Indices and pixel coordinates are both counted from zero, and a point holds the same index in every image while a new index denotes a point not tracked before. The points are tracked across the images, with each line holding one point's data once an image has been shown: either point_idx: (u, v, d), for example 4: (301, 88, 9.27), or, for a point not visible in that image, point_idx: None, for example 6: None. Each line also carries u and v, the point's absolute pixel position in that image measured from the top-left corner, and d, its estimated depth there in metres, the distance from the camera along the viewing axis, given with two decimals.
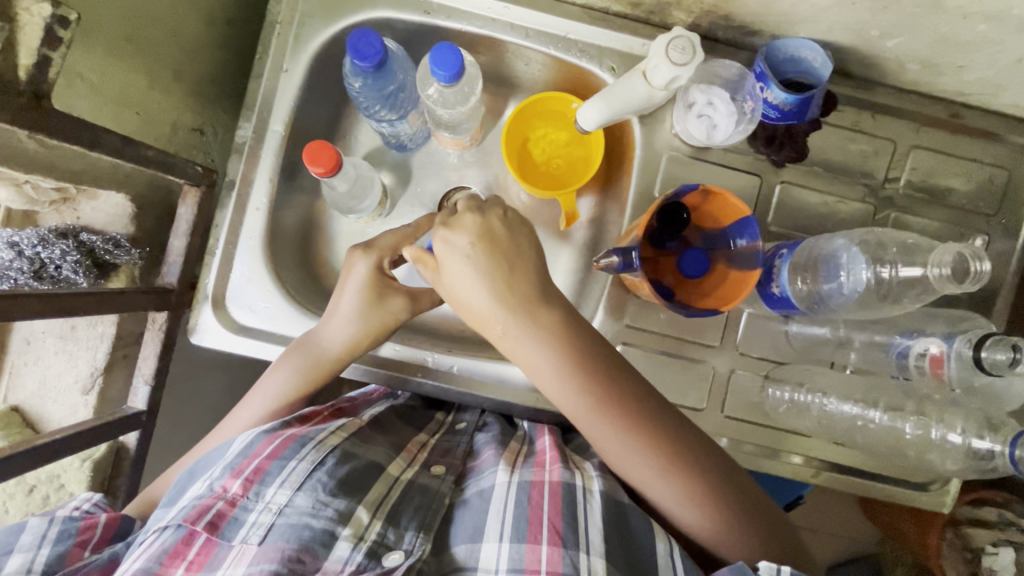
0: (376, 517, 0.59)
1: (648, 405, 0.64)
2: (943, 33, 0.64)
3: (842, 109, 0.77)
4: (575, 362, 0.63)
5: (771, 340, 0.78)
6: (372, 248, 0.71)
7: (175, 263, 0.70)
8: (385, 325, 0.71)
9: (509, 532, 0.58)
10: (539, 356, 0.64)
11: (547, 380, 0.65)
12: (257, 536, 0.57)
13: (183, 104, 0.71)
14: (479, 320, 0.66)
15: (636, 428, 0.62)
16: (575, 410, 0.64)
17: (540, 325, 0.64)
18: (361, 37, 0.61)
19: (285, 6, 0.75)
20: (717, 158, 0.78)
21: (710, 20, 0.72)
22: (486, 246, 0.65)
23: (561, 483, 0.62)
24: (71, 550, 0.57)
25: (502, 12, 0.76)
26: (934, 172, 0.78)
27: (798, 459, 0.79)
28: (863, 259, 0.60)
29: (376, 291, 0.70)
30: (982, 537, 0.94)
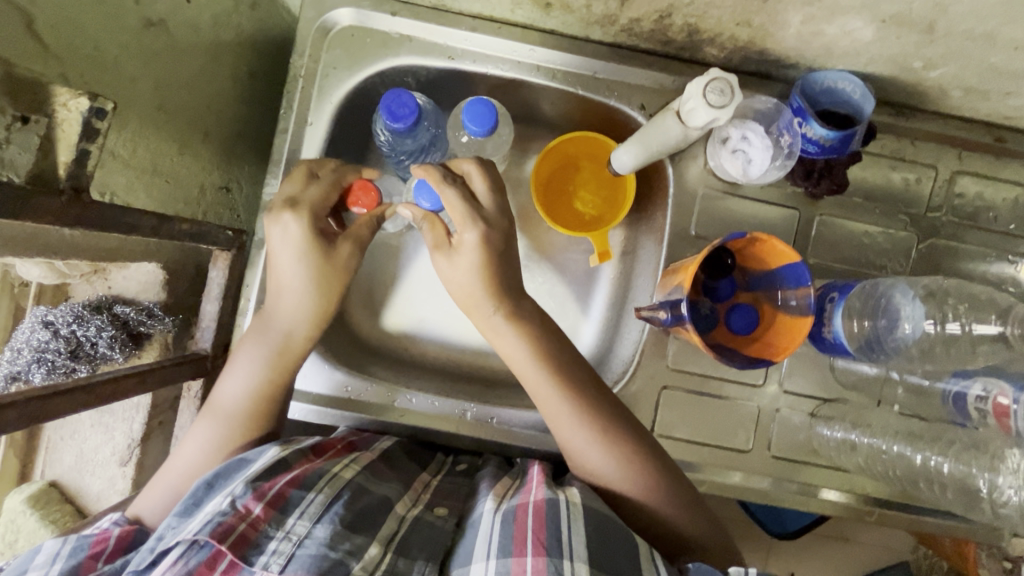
0: (387, 551, 0.56)
1: (608, 394, 0.67)
2: (992, 63, 0.61)
3: (881, 137, 0.75)
4: (538, 335, 0.67)
5: (817, 375, 0.75)
6: (300, 206, 0.64)
7: (208, 329, 0.68)
8: (342, 278, 0.67)
9: (496, 549, 0.56)
10: (509, 336, 0.67)
11: (522, 362, 0.67)
12: (278, 564, 0.52)
13: (210, 164, 0.69)
14: (459, 294, 0.67)
15: (587, 401, 0.65)
16: (526, 370, 0.67)
17: (514, 305, 0.67)
18: (395, 97, 0.59)
19: (306, 57, 0.73)
20: (752, 192, 0.76)
21: (744, 54, 0.70)
22: (498, 238, 0.66)
23: (544, 500, 0.59)
24: (84, 562, 0.53)
25: (528, 55, 0.74)
26: (978, 196, 0.76)
27: (850, 496, 0.76)
28: (924, 311, 0.60)
29: (312, 252, 0.64)
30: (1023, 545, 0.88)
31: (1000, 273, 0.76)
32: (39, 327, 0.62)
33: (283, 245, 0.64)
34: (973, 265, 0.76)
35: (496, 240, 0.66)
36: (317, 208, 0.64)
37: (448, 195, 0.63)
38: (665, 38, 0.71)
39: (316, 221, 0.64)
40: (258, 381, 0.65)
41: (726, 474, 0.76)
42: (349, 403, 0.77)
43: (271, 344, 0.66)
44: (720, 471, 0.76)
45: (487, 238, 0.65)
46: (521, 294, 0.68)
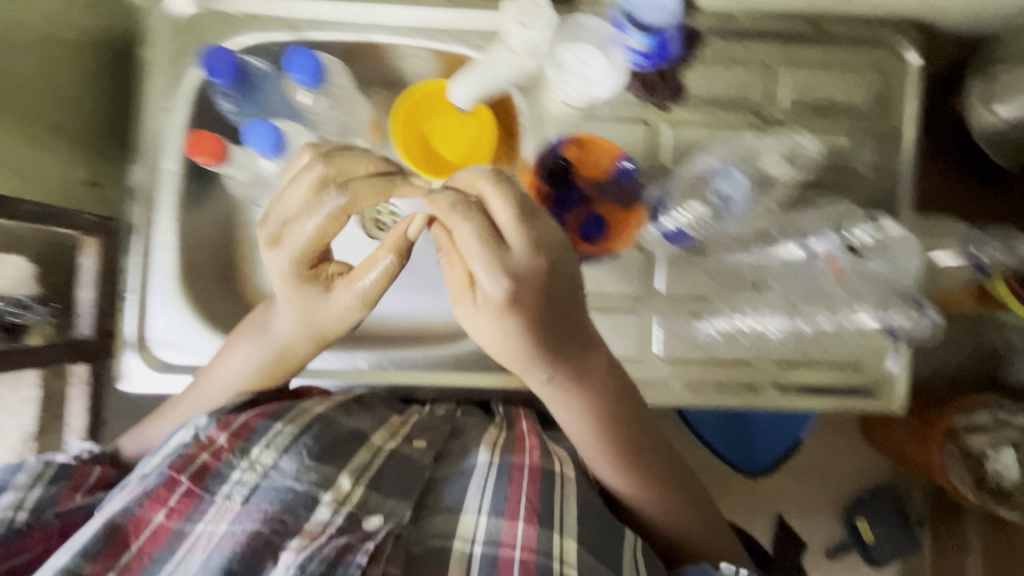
0: (358, 483, 0.61)
1: (626, 423, 0.62)
2: None
3: (710, 45, 0.80)
4: (588, 382, 0.59)
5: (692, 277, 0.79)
6: (282, 241, 0.58)
7: (87, 315, 0.74)
8: (339, 324, 0.64)
9: (489, 505, 0.60)
10: (563, 409, 0.60)
11: (571, 423, 0.61)
12: (241, 493, 0.58)
13: (70, 160, 0.72)
14: (503, 352, 0.55)
15: (604, 433, 0.61)
16: (572, 426, 0.62)
17: (563, 367, 0.57)
18: (212, 56, 0.66)
19: (154, 46, 0.76)
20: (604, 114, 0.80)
21: None
22: (536, 295, 0.51)
23: (540, 466, 0.64)
24: (66, 491, 0.61)
25: (368, 16, 0.78)
26: (812, 85, 0.80)
27: (742, 389, 0.80)
28: (737, 180, 0.73)
29: (307, 277, 0.61)
30: (981, 441, 0.92)
31: (847, 155, 0.80)
32: None
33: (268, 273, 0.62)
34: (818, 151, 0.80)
35: (536, 277, 0.50)
36: (308, 252, 0.59)
37: (462, 231, 0.50)
38: None
39: (307, 258, 0.60)
40: (251, 374, 0.68)
41: None
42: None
43: (267, 352, 0.67)
44: None
45: (530, 308, 0.51)
46: (574, 336, 0.56)
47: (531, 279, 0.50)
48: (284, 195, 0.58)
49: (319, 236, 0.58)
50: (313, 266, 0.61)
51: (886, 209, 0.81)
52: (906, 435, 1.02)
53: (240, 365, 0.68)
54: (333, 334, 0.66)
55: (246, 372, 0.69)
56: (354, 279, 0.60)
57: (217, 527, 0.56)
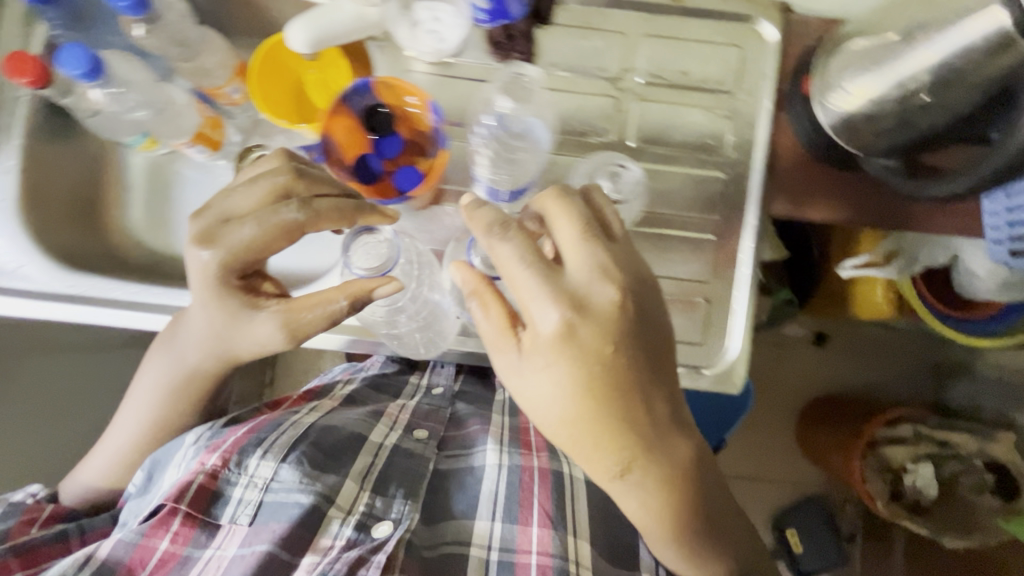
0: (365, 488, 0.70)
1: (697, 483, 0.61)
2: None
3: None
4: (648, 456, 0.57)
5: None
6: (213, 242, 0.60)
7: None
8: (252, 351, 0.67)
9: (502, 513, 0.71)
10: (626, 497, 0.59)
11: (620, 498, 0.60)
12: (247, 514, 0.68)
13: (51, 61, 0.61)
14: (569, 441, 0.57)
15: (672, 510, 0.60)
16: (614, 492, 0.60)
17: (672, 439, 0.58)
18: None
19: None
20: (660, 101, 0.72)
21: None
22: (609, 357, 0.54)
23: (548, 469, 0.75)
24: (17, 526, 0.71)
25: None
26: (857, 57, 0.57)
27: None
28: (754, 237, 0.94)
29: (247, 296, 0.64)
30: (899, 455, 1.17)
31: None
32: None
33: (194, 277, 0.63)
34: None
35: (590, 343, 0.53)
36: (238, 256, 0.60)
37: (517, 274, 0.52)
38: None
39: (228, 274, 0.62)
40: (155, 407, 0.75)
41: None
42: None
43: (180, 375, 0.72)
44: None
45: (607, 368, 0.54)
46: (656, 415, 0.57)
47: (591, 341, 0.53)
48: (229, 202, 0.62)
49: (251, 243, 0.60)
50: (238, 280, 0.64)
51: None
52: (833, 450, 1.26)
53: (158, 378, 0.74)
54: (243, 354, 0.68)
55: (152, 395, 0.75)
56: (292, 310, 0.63)
57: (225, 552, 0.66)
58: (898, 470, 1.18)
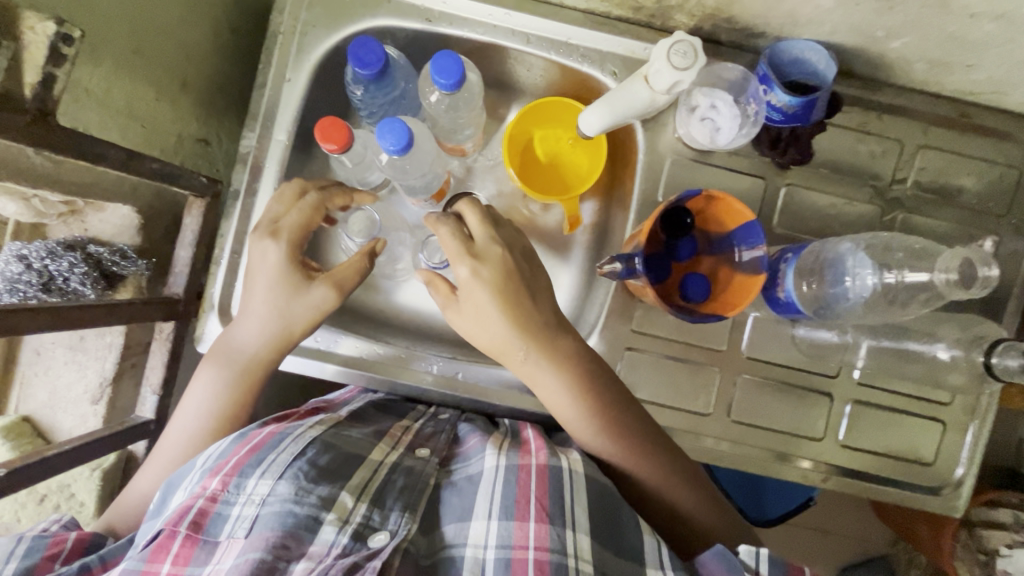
0: (361, 500, 0.59)
1: (629, 408, 0.69)
2: (970, 9, 0.58)
3: (848, 110, 0.76)
4: (587, 386, 0.68)
5: (779, 343, 0.79)
6: (280, 233, 0.69)
7: (180, 275, 0.71)
8: (310, 319, 0.69)
9: (497, 510, 0.59)
10: (556, 388, 0.68)
11: (559, 405, 0.68)
12: (244, 529, 0.56)
13: (190, 114, 0.72)
14: (500, 352, 0.69)
15: (610, 417, 0.68)
16: (568, 416, 0.69)
17: (549, 347, 0.68)
18: None
19: (287, 16, 0.75)
20: (721, 162, 0.78)
21: (712, 23, 0.72)
22: (503, 274, 0.67)
23: (548, 465, 0.62)
24: None
25: (503, 19, 0.76)
26: (832, 151, 0.77)
27: (807, 463, 0.80)
28: (869, 264, 0.59)
29: (293, 281, 0.68)
30: (997, 538, 1.02)
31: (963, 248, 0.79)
32: (12, 261, 0.63)
33: (263, 265, 0.69)
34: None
35: (518, 275, 0.68)
36: (299, 237, 0.69)
37: (449, 243, 0.67)
38: (635, 4, 0.72)
39: (294, 255, 0.69)
40: None
41: (680, 434, 0.78)
42: (327, 356, 0.78)
43: (234, 372, 0.69)
44: (683, 433, 0.78)
45: (507, 274, 0.67)
46: (554, 333, 0.68)
47: (519, 270, 0.68)
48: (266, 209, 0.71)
49: (301, 222, 0.69)
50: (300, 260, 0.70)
51: (990, 307, 0.80)
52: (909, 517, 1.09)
53: (206, 396, 0.69)
54: None
55: None
56: (331, 273, 0.69)
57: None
58: (992, 555, 1.01)
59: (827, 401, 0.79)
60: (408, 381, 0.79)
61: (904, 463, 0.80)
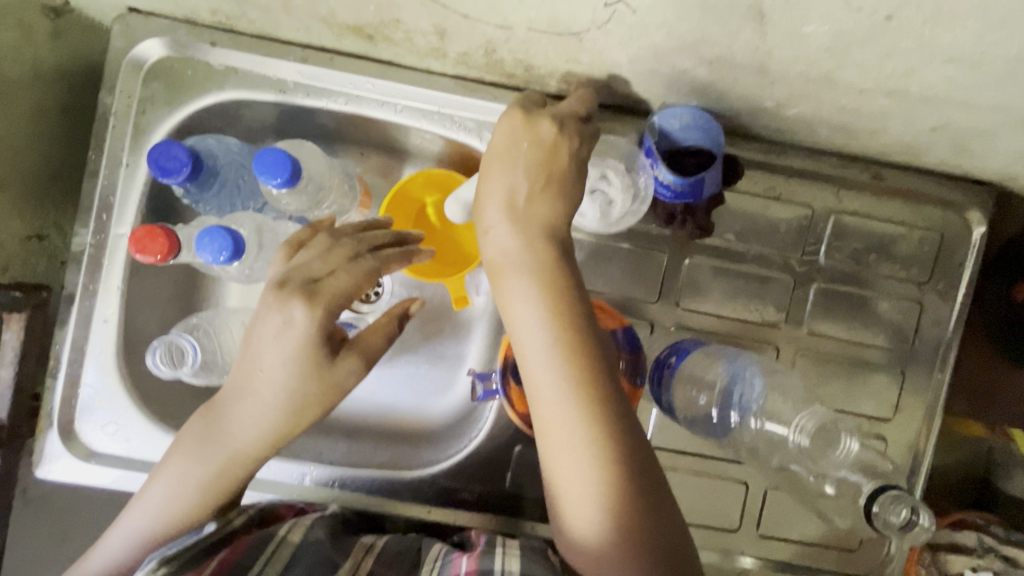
0: None
1: (619, 384, 0.54)
2: (857, 86, 0.51)
3: (751, 175, 0.69)
4: (574, 331, 0.53)
5: (687, 431, 0.72)
6: (319, 299, 0.54)
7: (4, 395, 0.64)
8: (322, 405, 0.56)
9: None
10: (532, 318, 0.53)
11: (530, 335, 0.53)
12: None
13: (9, 213, 0.64)
14: (500, 262, 0.55)
15: (584, 380, 0.52)
16: (534, 354, 0.53)
17: (545, 270, 0.54)
18: None
19: (118, 94, 0.67)
20: (615, 236, 0.71)
21: (591, 90, 0.65)
22: (533, 180, 0.56)
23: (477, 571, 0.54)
24: None
25: (367, 88, 0.68)
26: (737, 220, 0.70)
27: (749, 561, 0.74)
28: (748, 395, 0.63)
29: (323, 355, 0.55)
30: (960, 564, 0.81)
31: (882, 317, 0.72)
32: None
33: (279, 340, 0.54)
34: (848, 327, 0.73)
35: (535, 193, 0.56)
36: (338, 307, 0.55)
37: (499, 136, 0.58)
38: (506, 71, 0.64)
39: (329, 325, 0.55)
40: None
41: None
42: None
43: (216, 466, 0.57)
44: None
45: (522, 193, 0.55)
46: (573, 267, 0.55)
47: (542, 189, 0.56)
48: (299, 263, 0.56)
49: (347, 290, 0.55)
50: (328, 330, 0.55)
51: (914, 377, 0.73)
52: None
53: (187, 472, 0.58)
54: None
55: None
56: (361, 344, 0.57)
57: None
58: None
59: (742, 489, 0.73)
60: (280, 495, 0.71)
61: (825, 549, 0.74)
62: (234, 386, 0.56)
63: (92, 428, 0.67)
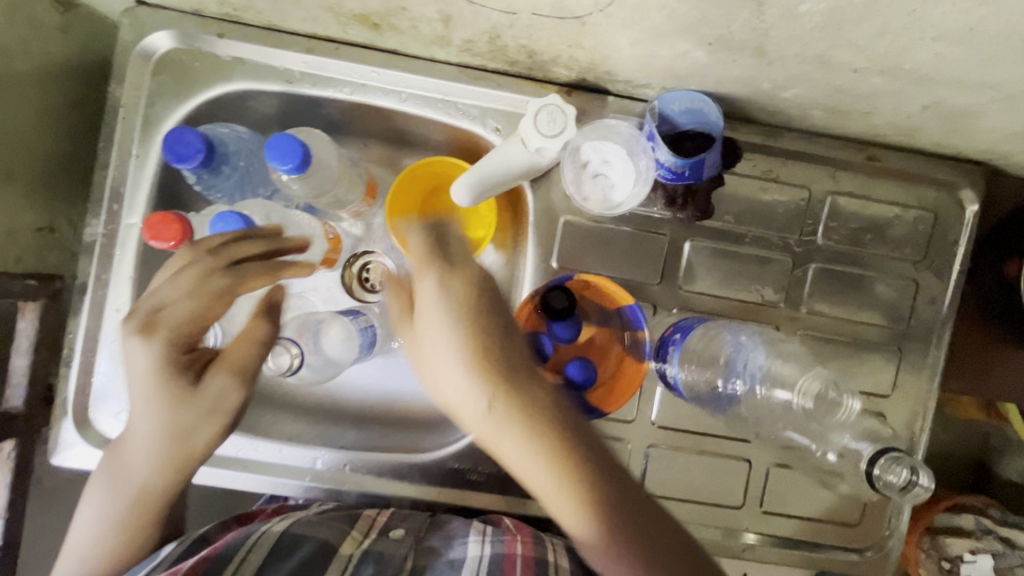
0: None
1: (568, 417, 0.59)
2: (852, 65, 0.53)
3: (749, 158, 0.71)
4: (508, 381, 0.59)
5: (691, 410, 0.73)
6: (155, 329, 0.59)
7: (19, 384, 0.65)
8: (202, 423, 0.62)
9: None
10: (472, 394, 0.59)
11: (477, 418, 0.59)
12: None
13: (22, 206, 0.65)
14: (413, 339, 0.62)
15: (530, 422, 0.58)
16: (484, 428, 0.59)
17: (455, 329, 0.59)
18: None
19: (127, 86, 0.68)
20: (617, 220, 0.72)
21: (592, 76, 0.66)
22: (421, 249, 0.62)
23: (530, 555, 0.61)
24: None
25: (372, 77, 0.70)
26: (737, 203, 0.72)
27: (753, 537, 0.75)
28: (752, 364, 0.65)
29: (179, 380, 0.60)
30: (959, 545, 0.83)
31: (879, 296, 0.74)
32: None
33: (135, 368, 0.60)
34: (846, 307, 0.74)
35: (436, 251, 0.62)
36: (182, 334, 0.60)
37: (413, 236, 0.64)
38: (508, 59, 0.66)
39: (173, 354, 0.60)
40: None
41: None
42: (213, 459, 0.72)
43: (126, 498, 0.61)
44: None
45: (423, 264, 0.62)
46: (487, 319, 0.60)
47: (437, 249, 0.62)
48: (165, 299, 0.60)
49: (190, 314, 0.60)
50: (183, 353, 0.61)
51: (911, 354, 0.75)
52: None
53: (98, 511, 0.62)
54: None
55: None
56: (226, 359, 0.62)
57: None
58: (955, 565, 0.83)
59: (745, 467, 0.74)
60: (290, 478, 0.73)
61: (827, 525, 0.76)
62: (126, 435, 0.62)
63: (105, 417, 0.68)
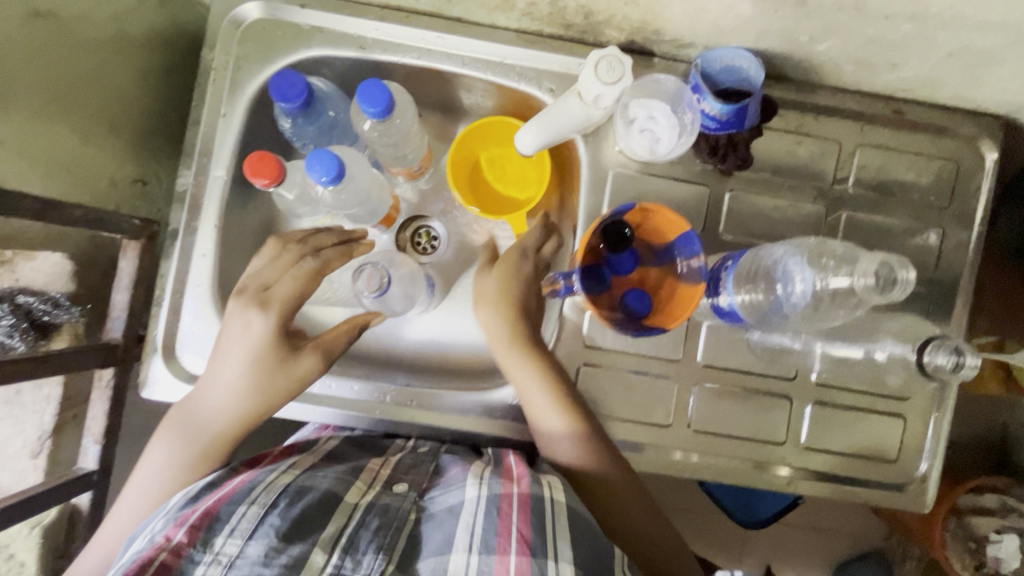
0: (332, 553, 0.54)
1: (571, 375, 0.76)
2: (881, 12, 0.59)
3: (784, 113, 0.77)
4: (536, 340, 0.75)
5: (735, 349, 0.78)
6: (270, 304, 0.68)
7: (119, 318, 0.71)
8: (291, 391, 0.69)
9: (477, 544, 0.54)
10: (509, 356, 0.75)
11: (514, 369, 0.74)
12: None
13: (123, 157, 0.72)
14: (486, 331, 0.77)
15: (553, 373, 0.73)
16: (516, 373, 0.74)
17: (503, 302, 0.77)
18: None
19: (219, 52, 0.75)
20: (663, 171, 0.78)
21: (641, 36, 0.73)
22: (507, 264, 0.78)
23: (529, 493, 0.59)
24: None
25: (437, 43, 0.76)
26: (773, 154, 0.78)
27: (785, 472, 0.79)
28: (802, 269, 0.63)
29: (285, 351, 0.68)
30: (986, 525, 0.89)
31: (908, 242, 0.79)
32: None
33: (240, 339, 0.68)
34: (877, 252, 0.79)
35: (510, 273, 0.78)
36: (290, 308, 0.69)
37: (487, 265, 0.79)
38: (565, 21, 0.73)
39: (282, 326, 0.68)
40: None
41: (641, 449, 0.78)
42: None
43: (199, 446, 0.67)
44: (642, 448, 0.77)
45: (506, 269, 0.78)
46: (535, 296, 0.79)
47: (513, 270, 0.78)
48: (255, 272, 0.70)
49: (294, 292, 0.69)
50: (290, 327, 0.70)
51: (939, 298, 0.80)
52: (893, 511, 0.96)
53: (167, 457, 0.66)
54: None
55: None
56: (322, 345, 0.71)
57: None
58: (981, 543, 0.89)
59: (786, 404, 0.79)
60: (360, 413, 0.77)
61: (865, 462, 0.80)
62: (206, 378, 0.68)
63: (191, 352, 0.73)
